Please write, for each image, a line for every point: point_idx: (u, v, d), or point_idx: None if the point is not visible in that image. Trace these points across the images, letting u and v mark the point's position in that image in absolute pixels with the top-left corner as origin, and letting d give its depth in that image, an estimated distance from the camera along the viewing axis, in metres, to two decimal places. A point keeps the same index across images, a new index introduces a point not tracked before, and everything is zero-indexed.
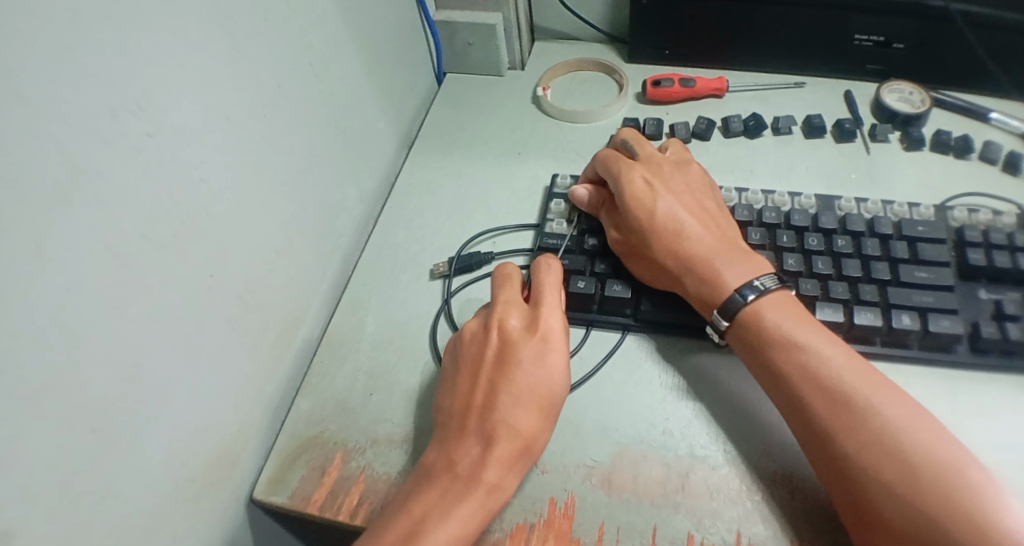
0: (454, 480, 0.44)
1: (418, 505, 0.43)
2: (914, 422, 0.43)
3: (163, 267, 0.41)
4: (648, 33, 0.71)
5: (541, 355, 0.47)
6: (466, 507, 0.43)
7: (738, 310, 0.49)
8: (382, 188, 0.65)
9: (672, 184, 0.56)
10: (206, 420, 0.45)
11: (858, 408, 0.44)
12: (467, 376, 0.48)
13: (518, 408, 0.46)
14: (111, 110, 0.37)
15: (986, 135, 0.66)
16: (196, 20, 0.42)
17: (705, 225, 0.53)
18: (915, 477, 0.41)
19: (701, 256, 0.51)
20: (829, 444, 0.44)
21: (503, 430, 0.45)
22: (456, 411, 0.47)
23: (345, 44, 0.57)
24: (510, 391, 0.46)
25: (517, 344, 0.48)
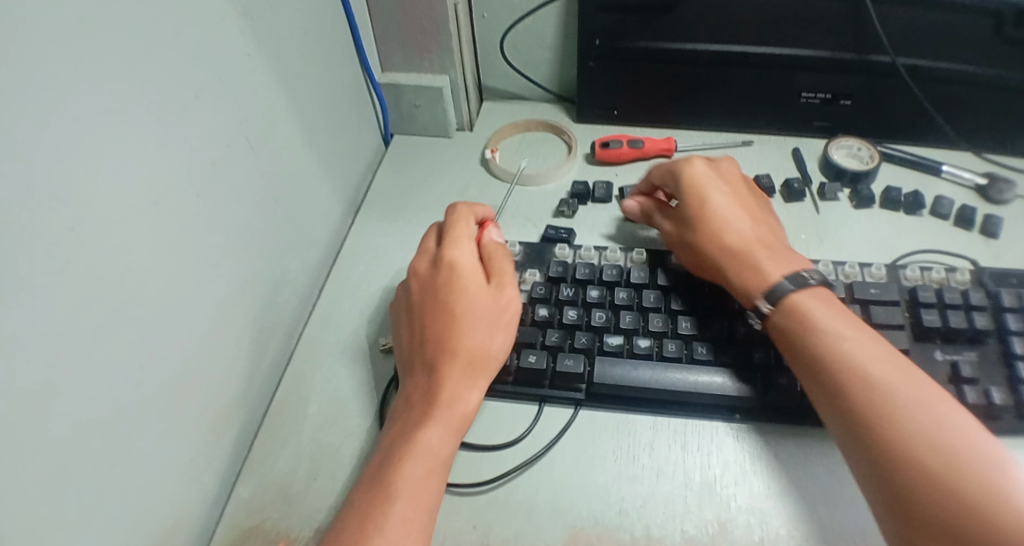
0: (406, 409, 0.47)
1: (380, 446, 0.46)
2: (941, 410, 0.42)
3: (89, 364, 0.39)
4: (596, 93, 0.71)
5: (453, 297, 0.51)
6: (417, 454, 0.45)
7: (784, 296, 0.49)
8: (326, 257, 0.64)
9: (728, 178, 0.58)
10: (137, 519, 0.43)
11: (898, 396, 0.43)
12: (406, 328, 0.52)
13: (445, 351, 0.49)
14: (31, 207, 0.35)
15: (935, 188, 0.67)
16: (125, 103, 0.40)
17: (748, 221, 0.55)
18: (935, 457, 0.40)
19: (750, 244, 0.53)
20: (856, 421, 0.43)
21: (436, 370, 0.48)
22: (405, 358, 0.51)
23: (286, 115, 0.56)
24: (437, 339, 0.49)
25: (432, 295, 0.52)
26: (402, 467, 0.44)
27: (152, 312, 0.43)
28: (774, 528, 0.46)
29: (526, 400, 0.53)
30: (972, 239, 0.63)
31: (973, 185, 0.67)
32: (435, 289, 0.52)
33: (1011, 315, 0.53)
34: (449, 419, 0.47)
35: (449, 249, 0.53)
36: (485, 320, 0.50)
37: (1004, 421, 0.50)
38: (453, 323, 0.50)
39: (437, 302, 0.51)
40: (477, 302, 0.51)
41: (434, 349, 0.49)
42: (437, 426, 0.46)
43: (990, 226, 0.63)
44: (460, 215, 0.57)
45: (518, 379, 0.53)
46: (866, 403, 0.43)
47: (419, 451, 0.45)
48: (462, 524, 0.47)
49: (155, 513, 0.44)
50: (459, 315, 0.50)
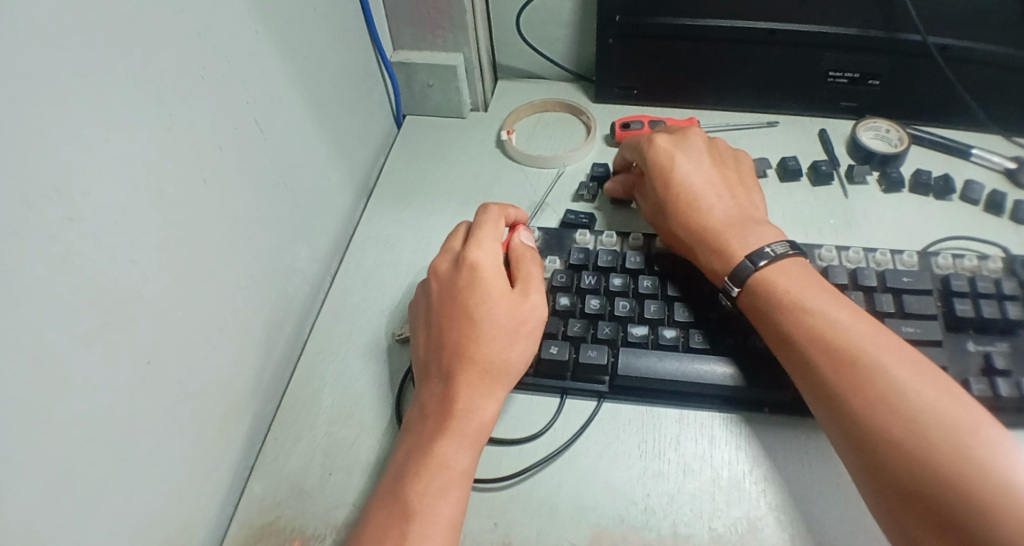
0: (424, 420, 0.46)
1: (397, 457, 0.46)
2: (925, 386, 0.42)
3: (90, 363, 0.37)
4: (614, 73, 0.69)
5: (472, 305, 0.48)
6: (433, 466, 0.44)
7: (745, 276, 0.49)
8: (337, 244, 0.62)
9: (699, 150, 0.56)
10: (145, 520, 0.41)
11: (864, 367, 0.43)
12: (423, 331, 0.50)
13: (461, 360, 0.47)
14: (26, 199, 0.33)
15: (966, 173, 0.65)
16: (123, 87, 0.38)
17: (722, 198, 0.54)
18: (921, 435, 0.40)
19: (715, 222, 0.52)
20: (840, 404, 0.43)
21: (452, 379, 0.46)
22: (422, 365, 0.49)
23: (294, 95, 0.54)
24: (452, 349, 0.47)
25: (451, 298, 0.49)
26: (418, 478, 0.44)
27: (157, 306, 0.41)
28: (804, 526, 0.45)
29: (548, 393, 0.52)
30: (1006, 225, 0.61)
31: (1001, 169, 0.64)
32: (453, 293, 0.49)
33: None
34: (466, 430, 0.45)
35: (473, 249, 0.50)
36: (504, 328, 0.48)
37: None
38: (470, 332, 0.47)
39: (455, 308, 0.48)
40: (498, 307, 0.48)
41: (451, 359, 0.47)
42: (453, 438, 0.45)
43: (1019, 211, 0.60)
44: (490, 216, 0.53)
45: (539, 370, 0.51)
46: (838, 380, 0.43)
47: (436, 463, 0.44)
48: (482, 522, 0.46)
49: (164, 513, 0.43)
50: (477, 324, 0.48)
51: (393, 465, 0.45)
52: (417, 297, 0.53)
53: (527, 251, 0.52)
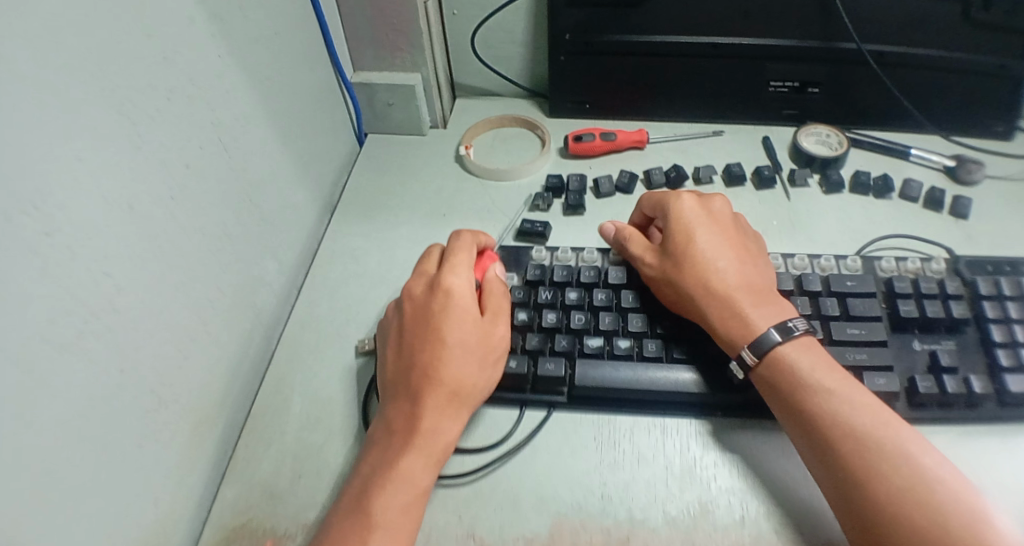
0: (392, 439, 0.48)
1: (361, 476, 0.47)
2: (937, 478, 0.43)
3: (66, 370, 0.39)
4: (568, 88, 0.72)
5: (442, 327, 0.50)
6: (396, 484, 0.45)
7: (768, 349, 0.49)
8: (304, 259, 0.64)
9: (719, 220, 0.56)
10: (121, 526, 0.43)
11: (887, 457, 0.44)
12: (392, 350, 0.52)
13: (430, 381, 0.48)
14: (3, 214, 0.35)
15: (905, 172, 0.68)
16: (94, 109, 0.40)
17: (737, 261, 0.54)
18: (937, 528, 0.41)
19: (731, 286, 0.52)
20: (856, 491, 0.44)
21: (420, 399, 0.48)
22: (389, 384, 0.50)
23: (257, 116, 0.56)
24: (420, 368, 0.49)
25: (425, 319, 0.51)
26: (382, 494, 0.45)
27: (131, 317, 0.43)
28: (752, 505, 0.48)
29: (508, 405, 0.54)
30: (941, 220, 0.64)
31: (941, 166, 0.68)
32: (426, 313, 0.51)
33: (987, 303, 0.55)
34: (431, 450, 0.47)
35: (449, 275, 0.52)
36: (473, 353, 0.50)
37: (982, 408, 0.52)
38: (440, 353, 0.49)
39: (427, 329, 0.50)
40: (468, 332, 0.50)
41: (419, 376, 0.49)
42: (417, 457, 0.46)
43: (959, 206, 0.64)
44: (463, 243, 0.55)
45: (499, 384, 0.53)
46: (858, 467, 0.44)
47: (400, 480, 0.46)
48: (448, 516, 0.48)
49: (142, 518, 0.44)
50: (448, 346, 0.49)
51: (353, 483, 0.47)
52: (389, 313, 0.55)
53: (498, 282, 0.55)
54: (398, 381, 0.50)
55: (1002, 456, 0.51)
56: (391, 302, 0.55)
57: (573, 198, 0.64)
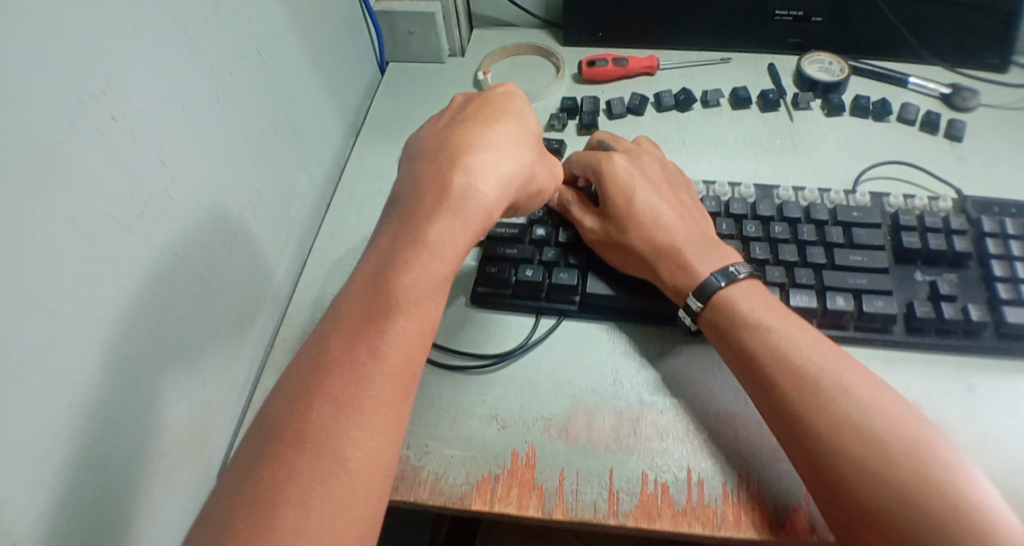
0: (412, 233, 0.46)
1: (386, 274, 0.44)
2: (879, 405, 0.45)
3: (129, 247, 0.43)
4: (582, 18, 0.75)
5: (490, 115, 0.52)
6: (426, 252, 0.45)
7: (711, 292, 0.51)
8: (331, 175, 0.67)
9: (650, 173, 0.57)
10: (176, 396, 0.48)
11: (827, 386, 0.46)
12: (437, 136, 0.51)
13: (465, 161, 0.48)
14: (74, 96, 0.39)
15: (903, 98, 0.71)
16: (149, 11, 0.44)
17: (677, 214, 0.55)
18: (880, 450, 0.43)
19: (676, 239, 0.53)
20: (800, 420, 0.45)
21: (443, 203, 0.46)
22: (421, 171, 0.49)
23: (289, 33, 0.59)
24: (459, 155, 0.48)
25: (469, 115, 0.52)
26: (407, 269, 0.44)
27: (182, 206, 0.47)
28: None
29: (525, 313, 0.57)
30: (935, 142, 0.68)
31: (937, 94, 0.71)
32: (473, 116, 0.52)
33: (991, 240, 0.57)
34: (466, 213, 0.46)
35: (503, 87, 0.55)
36: (516, 148, 0.50)
37: (978, 336, 0.54)
38: (484, 135, 0.50)
39: (475, 116, 0.52)
40: (512, 125, 0.52)
41: (456, 151, 0.49)
42: (450, 217, 0.46)
43: (954, 129, 0.67)
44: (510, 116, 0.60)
45: (517, 291, 0.57)
46: (798, 396, 0.46)
47: (428, 246, 0.45)
48: (472, 400, 0.53)
49: (192, 392, 0.49)
50: (498, 141, 0.50)
51: (368, 263, 0.46)
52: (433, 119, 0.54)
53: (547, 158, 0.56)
54: (429, 171, 0.48)
55: (994, 384, 0.53)
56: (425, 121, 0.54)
57: (588, 115, 0.67)
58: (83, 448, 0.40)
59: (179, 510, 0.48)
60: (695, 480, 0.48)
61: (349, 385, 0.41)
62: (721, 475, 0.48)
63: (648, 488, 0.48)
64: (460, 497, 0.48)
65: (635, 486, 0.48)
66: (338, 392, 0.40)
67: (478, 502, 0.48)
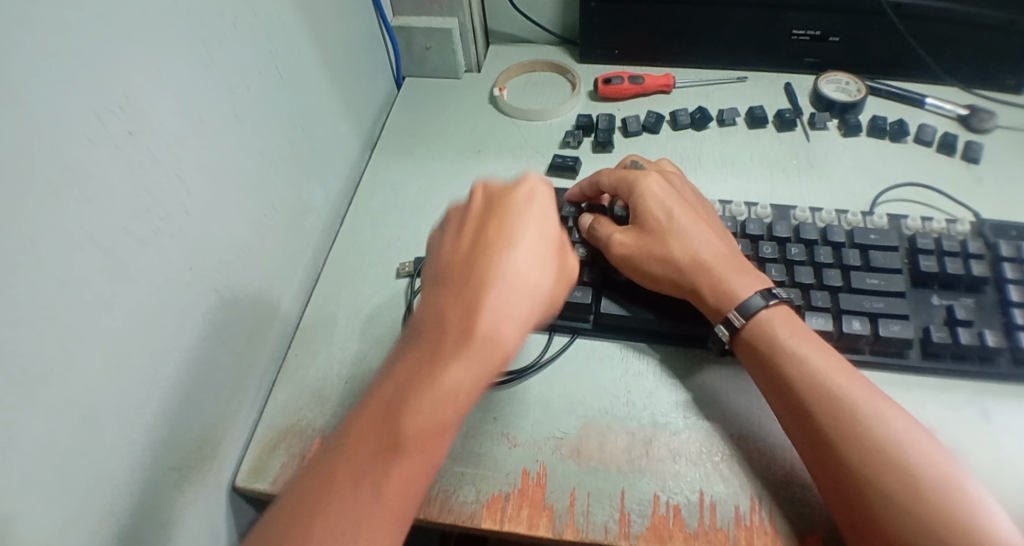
0: (439, 341, 0.42)
1: (399, 408, 0.41)
2: (914, 438, 0.45)
3: (144, 261, 0.43)
4: (598, 36, 0.75)
5: (506, 239, 0.45)
6: (436, 402, 0.41)
7: (752, 314, 0.50)
8: (346, 189, 0.68)
9: (683, 194, 0.57)
10: (187, 410, 0.48)
11: (862, 417, 0.45)
12: (458, 227, 0.47)
13: (487, 305, 0.43)
14: (94, 111, 0.40)
15: (919, 119, 0.71)
16: (169, 28, 0.44)
17: (714, 235, 0.54)
18: (916, 487, 0.43)
19: (716, 259, 0.53)
20: (834, 452, 0.45)
21: (473, 305, 0.43)
22: (447, 256, 0.45)
23: (307, 49, 0.60)
24: (483, 280, 0.43)
25: (493, 206, 0.47)
26: (414, 410, 0.41)
27: (199, 221, 0.47)
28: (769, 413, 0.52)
29: (537, 331, 0.57)
30: (953, 163, 0.67)
31: (954, 116, 0.71)
32: (496, 222, 0.46)
33: (1008, 264, 0.56)
34: (482, 361, 0.42)
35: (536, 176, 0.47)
36: (540, 291, 0.44)
37: (994, 362, 0.53)
38: (508, 261, 0.44)
39: (496, 232, 0.45)
40: (539, 226, 0.46)
41: (482, 277, 0.43)
42: (467, 362, 0.41)
43: (970, 151, 0.67)
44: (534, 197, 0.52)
45: None
46: (833, 425, 0.46)
47: (439, 388, 0.41)
48: (482, 417, 0.53)
49: (204, 406, 0.49)
50: (525, 303, 0.44)
51: (385, 380, 0.42)
52: (456, 212, 0.48)
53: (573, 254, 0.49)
54: (456, 268, 0.44)
55: (1009, 410, 0.53)
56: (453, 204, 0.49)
57: (603, 133, 0.68)
58: (95, 461, 0.41)
59: (187, 524, 0.48)
60: (707, 503, 0.48)
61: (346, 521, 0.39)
62: (735, 498, 0.48)
63: (660, 510, 0.48)
64: (469, 515, 0.48)
65: (646, 508, 0.48)
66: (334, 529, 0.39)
67: (487, 522, 0.48)
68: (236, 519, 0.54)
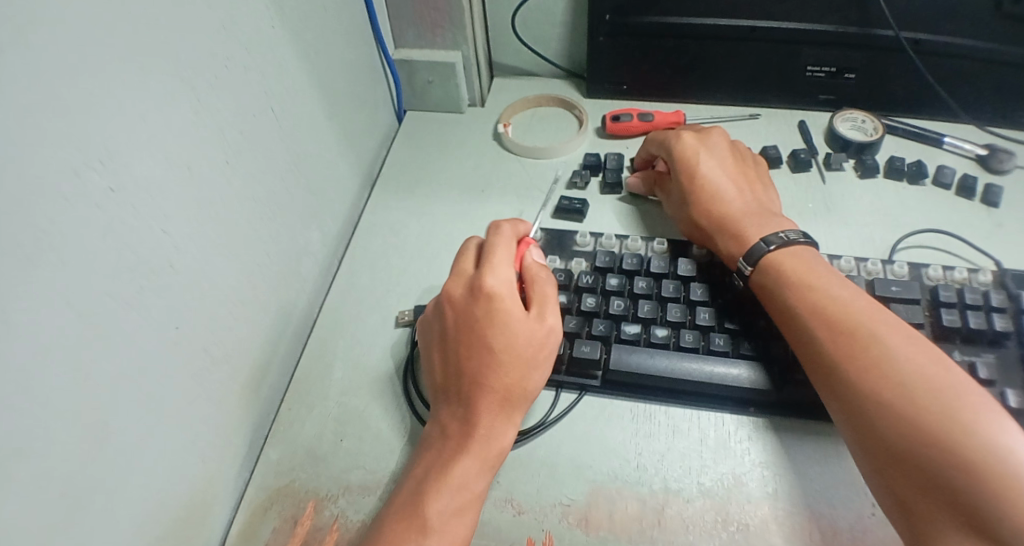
0: (445, 443, 0.47)
1: (419, 468, 0.47)
2: (922, 358, 0.45)
3: (126, 324, 0.40)
4: (606, 70, 0.73)
5: (490, 340, 0.48)
6: (452, 490, 0.45)
7: (759, 258, 0.53)
8: (344, 231, 0.65)
9: (719, 150, 0.61)
10: (173, 477, 0.45)
11: (864, 341, 0.46)
12: (436, 348, 0.51)
13: (478, 415, 0.47)
14: (75, 171, 0.37)
15: (939, 160, 0.69)
16: (157, 74, 0.42)
17: (739, 190, 0.58)
18: (919, 399, 0.43)
19: (734, 210, 0.56)
20: (839, 372, 0.46)
21: (470, 416, 0.47)
22: (437, 386, 0.50)
23: (305, 87, 0.58)
24: (472, 375, 0.48)
25: (467, 323, 0.49)
26: (435, 498, 0.45)
27: (187, 276, 0.45)
28: (786, 479, 0.49)
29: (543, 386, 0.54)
30: (974, 208, 0.65)
31: (973, 155, 0.68)
32: (473, 324, 0.49)
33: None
34: (485, 459, 0.47)
35: (487, 274, 0.50)
36: (525, 357, 0.49)
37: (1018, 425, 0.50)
38: (486, 359, 0.48)
39: (467, 348, 0.48)
40: (517, 327, 0.49)
41: (471, 396, 0.48)
42: (472, 462, 0.46)
43: (991, 195, 0.64)
44: (502, 241, 0.52)
45: None
46: (838, 351, 0.47)
47: (452, 485, 0.45)
48: None
49: (192, 469, 0.46)
50: (514, 426, 0.48)
51: (407, 481, 0.47)
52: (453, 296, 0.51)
53: (541, 269, 0.53)
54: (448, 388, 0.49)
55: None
56: (430, 306, 0.53)
57: (612, 174, 0.65)
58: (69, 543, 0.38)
59: None
60: None
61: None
62: None
63: None
64: None
65: None
66: None
67: None
68: None
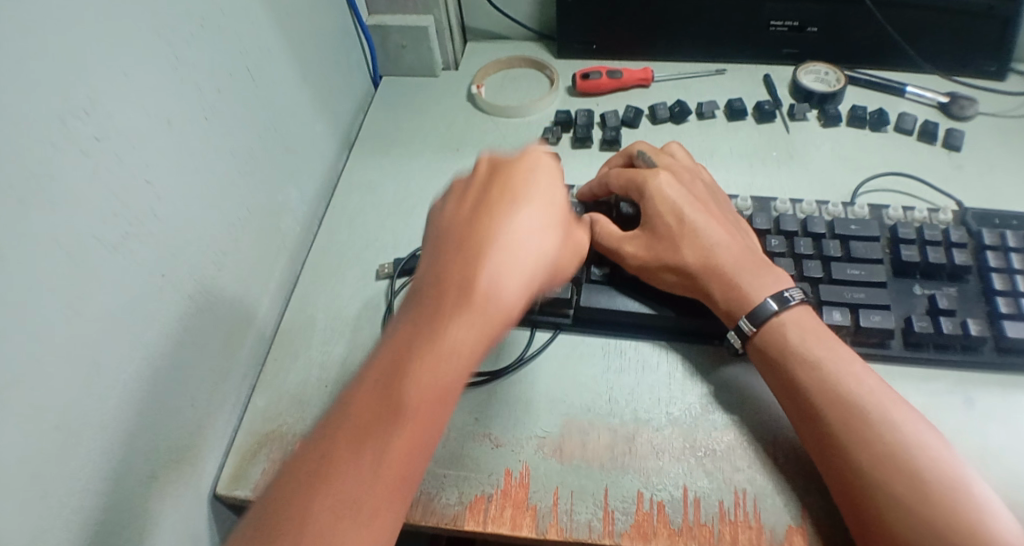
0: (450, 296, 0.42)
1: (402, 337, 0.42)
2: (922, 439, 0.45)
3: (114, 267, 0.42)
4: (575, 29, 0.75)
5: (519, 198, 0.45)
6: (443, 352, 0.41)
7: (765, 319, 0.50)
8: (323, 192, 0.67)
9: (694, 191, 0.56)
10: (163, 416, 0.47)
11: (871, 417, 0.45)
12: (456, 202, 0.47)
13: (489, 266, 0.42)
14: (60, 117, 0.39)
15: (900, 107, 0.71)
16: (134, 28, 0.44)
17: (729, 234, 0.53)
18: (921, 483, 0.43)
19: (731, 261, 0.52)
20: (841, 448, 0.45)
21: (475, 254, 0.43)
22: (434, 276, 0.43)
23: (281, 47, 0.59)
24: (486, 228, 0.44)
25: (499, 189, 0.46)
26: (418, 366, 0.40)
27: (169, 224, 0.47)
28: (753, 407, 0.51)
29: (519, 327, 0.57)
30: (934, 151, 0.67)
31: (934, 104, 0.70)
32: (503, 181, 0.46)
33: (991, 253, 0.56)
34: (483, 319, 0.42)
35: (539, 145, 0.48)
36: (555, 207, 0.46)
37: (977, 352, 0.53)
38: (520, 214, 0.45)
39: (501, 197, 0.46)
40: (544, 179, 0.47)
41: (481, 245, 0.43)
42: (471, 329, 0.41)
43: (951, 138, 0.67)
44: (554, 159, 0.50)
45: None
46: (842, 425, 0.45)
47: (439, 351, 0.41)
48: (465, 417, 0.52)
49: (181, 412, 0.49)
50: (528, 290, 0.44)
51: (378, 362, 0.41)
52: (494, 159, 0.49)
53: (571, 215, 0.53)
54: (454, 245, 0.44)
55: (997, 400, 0.52)
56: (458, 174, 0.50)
57: (582, 128, 0.67)
58: (67, 471, 0.40)
59: (165, 536, 0.47)
60: (691, 498, 0.48)
61: (371, 450, 0.39)
62: (718, 494, 0.48)
63: (643, 507, 0.47)
64: (452, 517, 0.47)
65: (630, 505, 0.47)
66: (375, 440, 0.39)
67: (470, 523, 0.47)
68: (217, 528, 0.53)
